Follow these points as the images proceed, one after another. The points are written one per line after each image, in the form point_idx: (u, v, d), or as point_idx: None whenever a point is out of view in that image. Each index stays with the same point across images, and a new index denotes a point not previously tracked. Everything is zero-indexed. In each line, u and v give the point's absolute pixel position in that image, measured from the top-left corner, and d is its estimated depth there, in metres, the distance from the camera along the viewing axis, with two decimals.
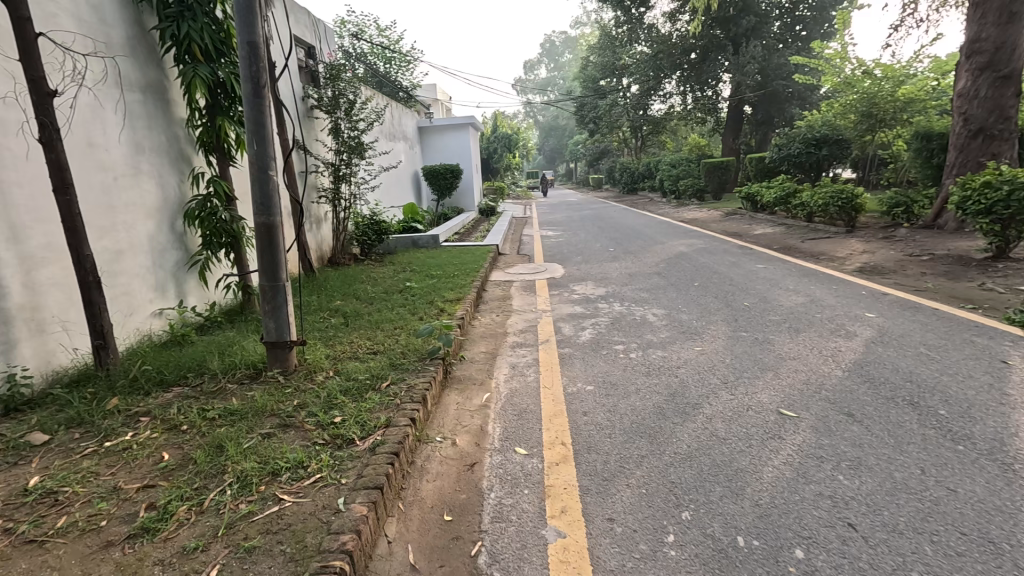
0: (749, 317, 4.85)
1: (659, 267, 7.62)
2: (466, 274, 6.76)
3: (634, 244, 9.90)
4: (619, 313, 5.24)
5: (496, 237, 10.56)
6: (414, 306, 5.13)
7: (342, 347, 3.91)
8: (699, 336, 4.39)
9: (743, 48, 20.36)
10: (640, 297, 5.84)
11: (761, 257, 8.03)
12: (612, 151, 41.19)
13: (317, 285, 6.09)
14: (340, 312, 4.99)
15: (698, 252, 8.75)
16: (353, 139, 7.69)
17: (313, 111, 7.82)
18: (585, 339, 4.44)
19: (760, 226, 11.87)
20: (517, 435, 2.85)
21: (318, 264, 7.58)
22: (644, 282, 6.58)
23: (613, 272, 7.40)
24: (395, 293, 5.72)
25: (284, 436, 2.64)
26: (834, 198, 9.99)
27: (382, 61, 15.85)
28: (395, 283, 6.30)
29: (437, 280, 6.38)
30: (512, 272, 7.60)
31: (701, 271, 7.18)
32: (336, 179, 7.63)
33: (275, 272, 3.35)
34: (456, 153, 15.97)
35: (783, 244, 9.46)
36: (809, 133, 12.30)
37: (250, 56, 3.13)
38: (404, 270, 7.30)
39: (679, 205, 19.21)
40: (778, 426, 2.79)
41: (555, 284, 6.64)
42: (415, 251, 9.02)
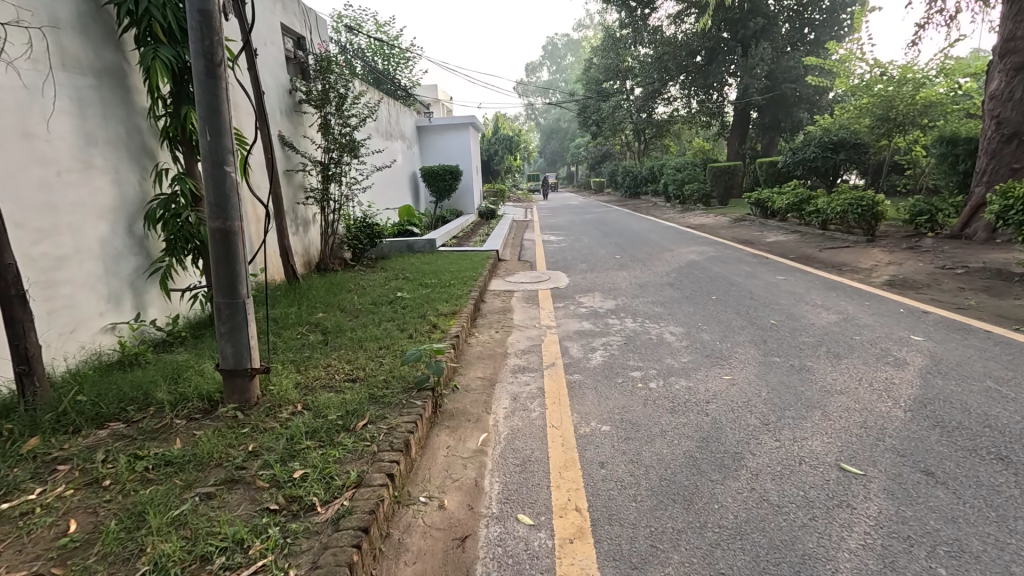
0: (779, 338, 4.32)
1: (670, 276, 7.09)
2: (463, 283, 6.24)
3: (641, 251, 9.37)
4: (632, 330, 4.70)
5: (496, 242, 10.05)
6: (403, 320, 4.60)
7: (316, 373, 3.38)
8: (726, 361, 3.86)
9: (751, 50, 19.88)
10: (654, 311, 5.30)
11: (779, 267, 7.51)
12: (613, 155, 40.72)
13: (299, 294, 5.56)
14: (320, 328, 4.46)
15: (710, 260, 8.22)
16: (344, 136, 7.16)
17: (302, 106, 7.29)
18: (596, 363, 3.91)
19: (772, 233, 11.35)
20: (520, 495, 2.31)
21: (304, 270, 7.05)
22: (656, 294, 6.05)
23: (621, 281, 6.87)
24: (384, 305, 5.20)
25: (227, 499, 2.10)
26: (853, 205, 9.47)
27: (381, 57, 15.33)
28: (385, 292, 5.78)
29: (431, 290, 5.86)
30: (513, 281, 7.07)
31: (716, 282, 6.65)
32: (326, 178, 7.09)
33: (233, 288, 2.80)
34: (456, 154, 15.45)
35: (800, 253, 8.94)
36: (824, 137, 11.63)
37: (202, 27, 2.59)
38: (396, 277, 6.78)
39: (684, 210, 18.71)
40: (843, 488, 2.26)
41: (560, 295, 6.11)
42: (409, 257, 8.49)
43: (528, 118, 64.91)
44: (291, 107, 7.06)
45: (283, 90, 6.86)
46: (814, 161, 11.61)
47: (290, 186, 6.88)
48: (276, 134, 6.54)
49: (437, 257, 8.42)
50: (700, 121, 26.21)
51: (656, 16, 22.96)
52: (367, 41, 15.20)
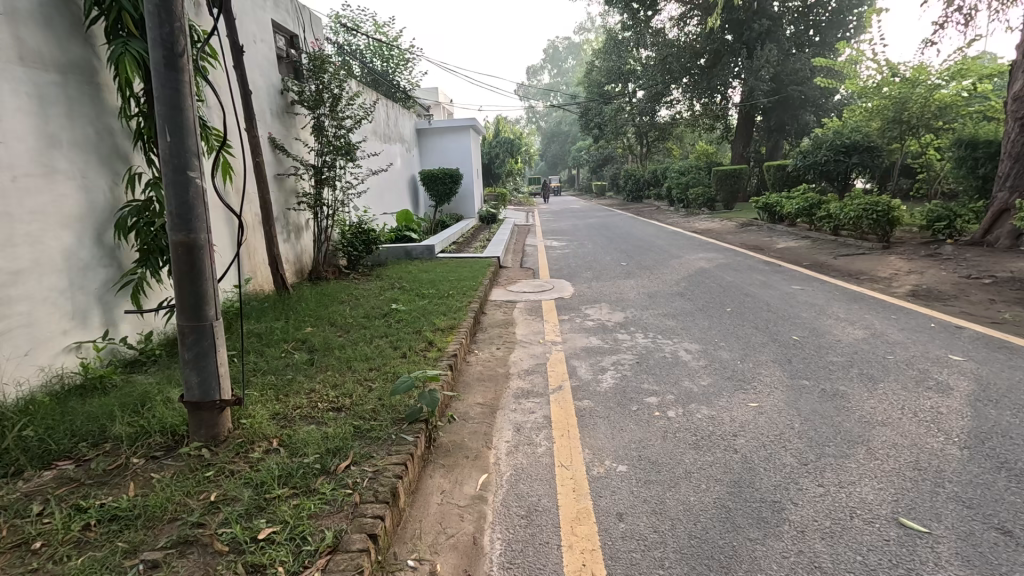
0: (805, 357, 3.98)
1: (681, 285, 6.74)
2: (463, 293, 5.90)
3: (648, 258, 9.03)
4: (643, 347, 4.36)
5: (497, 248, 9.72)
6: (397, 337, 4.26)
7: (297, 401, 3.04)
8: (750, 385, 3.51)
9: (757, 52, 19.57)
10: (667, 325, 4.95)
11: (794, 276, 7.16)
12: (615, 158, 40.43)
13: (287, 306, 5.22)
14: (306, 345, 4.13)
15: (720, 268, 7.88)
16: (339, 138, 6.84)
17: (295, 107, 6.96)
18: (607, 386, 3.56)
19: (782, 239, 11.01)
20: (525, 558, 1.97)
21: (295, 279, 6.71)
22: (667, 306, 5.71)
23: (628, 291, 6.52)
24: (377, 318, 4.87)
25: (177, 569, 1.76)
26: (867, 211, 9.13)
27: (380, 59, 15.02)
28: (379, 303, 5.45)
29: (428, 301, 5.53)
30: (515, 291, 6.74)
31: (730, 292, 6.31)
32: (320, 182, 6.76)
33: (199, 310, 2.46)
34: (456, 157, 15.13)
35: (813, 260, 8.59)
36: (836, 140, 11.49)
37: (160, 10, 2.25)
38: (392, 286, 6.45)
39: (688, 214, 18.38)
40: (907, 551, 1.91)
41: (565, 307, 5.77)
42: (407, 264, 8.15)
43: (529, 121, 64.69)
44: (284, 109, 6.74)
45: (274, 90, 6.54)
46: (825, 167, 11.60)
47: (281, 191, 6.54)
48: (267, 136, 6.22)
49: (436, 264, 8.08)
50: (704, 124, 25.90)
51: (659, 17, 22.67)
52: (366, 42, 14.91)
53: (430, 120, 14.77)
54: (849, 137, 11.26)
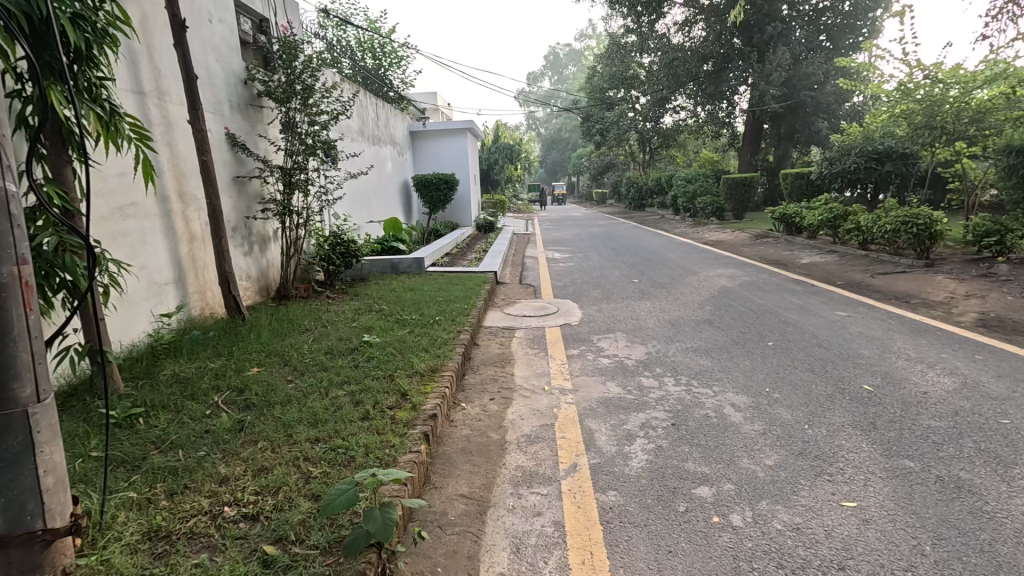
0: (892, 419, 3.06)
1: (706, 310, 5.81)
2: (451, 319, 4.96)
3: (662, 274, 8.11)
4: (677, 400, 3.42)
5: (494, 261, 8.81)
6: (363, 386, 3.31)
7: (195, 502, 2.08)
8: (835, 467, 2.57)
9: (768, 56, 18.82)
10: (701, 366, 4.02)
11: (833, 298, 6.28)
12: (616, 165, 39.66)
13: (234, 337, 4.27)
14: (243, 395, 3.20)
15: (746, 288, 6.99)
16: (311, 136, 5.94)
17: (261, 99, 6.02)
18: (638, 467, 2.62)
19: (805, 252, 10.12)
20: None
21: (258, 299, 5.76)
22: (696, 337, 4.78)
23: (646, 317, 5.59)
24: (344, 355, 3.93)
25: None
26: (905, 223, 8.22)
27: (371, 56, 14.12)
28: (351, 332, 4.54)
29: (410, 329, 4.62)
30: (515, 313, 5.82)
31: (765, 319, 5.41)
32: (289, 185, 5.81)
33: (3, 388, 1.51)
34: (452, 162, 14.25)
35: (847, 278, 7.71)
36: (866, 145, 10.62)
37: None
38: (370, 307, 5.55)
39: (696, 224, 17.51)
40: None
41: (574, 337, 4.86)
42: (392, 280, 7.22)
43: (528, 128, 64.08)
44: (248, 100, 5.80)
45: (236, 78, 5.61)
46: (854, 175, 10.70)
47: (243, 196, 5.59)
48: (223, 131, 5.29)
49: (424, 280, 7.13)
50: (709, 131, 25.12)
51: (664, 20, 21.97)
52: (357, 37, 14.00)
53: (425, 122, 13.89)
54: (881, 142, 10.45)
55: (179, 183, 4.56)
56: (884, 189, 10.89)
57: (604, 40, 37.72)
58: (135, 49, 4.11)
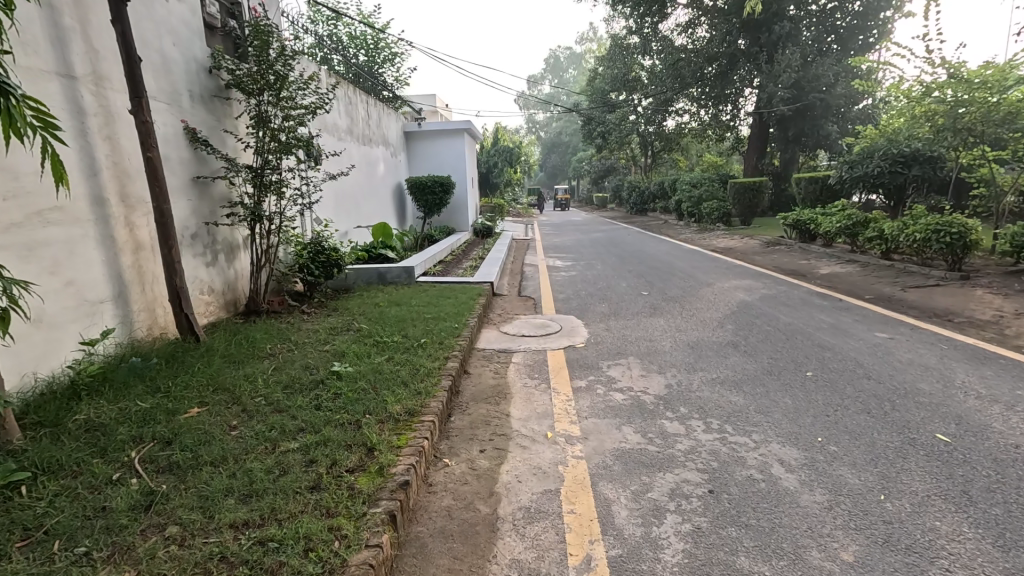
0: (989, 487, 2.40)
1: (727, 330, 5.17)
2: (438, 342, 4.31)
3: (673, 286, 7.48)
4: (710, 455, 2.76)
5: (491, 270, 8.17)
6: (321, 438, 2.65)
7: None
8: (939, 567, 1.91)
9: (776, 57, 18.22)
10: (733, 406, 3.37)
11: (867, 316, 5.65)
12: (617, 169, 39.14)
13: (181, 365, 3.61)
14: (170, 450, 2.54)
15: (767, 303, 6.36)
16: (286, 132, 5.29)
17: (230, 91, 5.36)
18: (673, 565, 1.96)
19: (823, 262, 9.50)
20: None
21: (222, 314, 5.11)
22: (721, 365, 4.13)
23: (660, 338, 4.95)
24: (305, 392, 3.27)
25: None
26: (936, 231, 7.57)
27: (364, 51, 13.45)
28: (319, 359, 3.89)
29: (390, 355, 3.97)
30: (512, 332, 5.18)
31: (796, 340, 4.78)
32: (258, 187, 5.17)
33: None
34: (447, 164, 13.62)
35: (875, 291, 7.07)
36: (890, 148, 10.02)
37: None
38: (347, 326, 4.91)
39: (701, 230, 16.94)
40: None
41: (580, 363, 4.22)
42: (377, 291, 6.57)
43: (528, 131, 63.65)
44: (214, 91, 5.15)
45: (199, 66, 4.96)
46: (878, 179, 10.08)
47: (205, 198, 4.94)
48: (181, 124, 4.64)
49: (413, 292, 6.48)
50: (713, 134, 24.55)
51: (668, 21, 21.42)
52: (349, 31, 13.32)
53: (420, 122, 13.29)
54: (906, 144, 9.84)
55: (120, 184, 3.91)
56: (909, 195, 10.19)
57: (605, 42, 37.25)
58: (63, 25, 3.47)
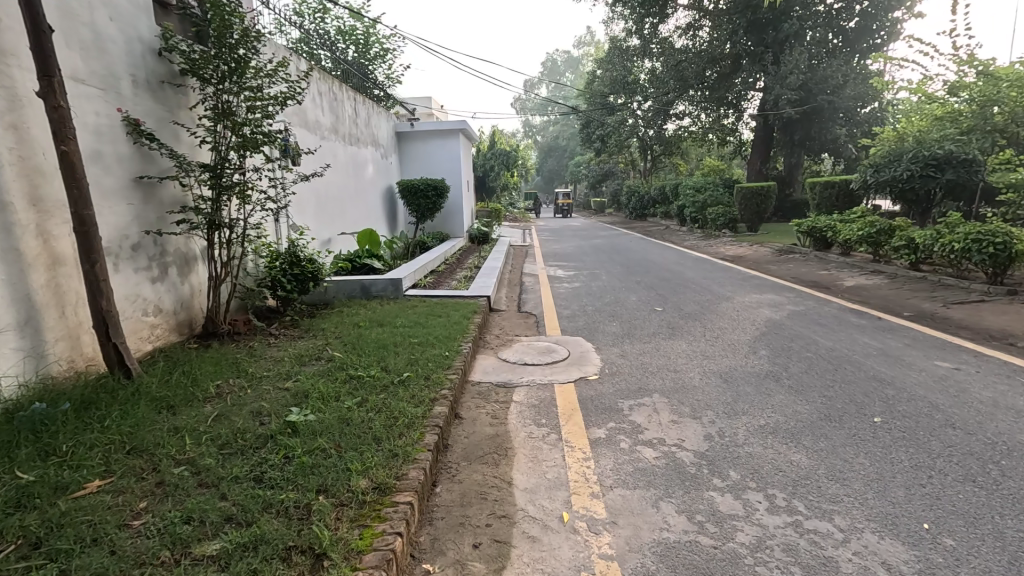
0: None
1: (762, 358, 4.45)
2: (423, 378, 3.55)
3: (688, 301, 6.76)
4: (787, 554, 2.03)
5: (488, 282, 7.43)
6: (250, 538, 1.90)
7: None
8: None
9: (783, 57, 17.56)
10: (798, 470, 2.64)
11: (918, 340, 4.94)
12: (616, 174, 38.55)
13: (95, 413, 2.85)
14: (30, 561, 1.77)
15: (799, 323, 5.65)
16: (249, 127, 4.53)
17: (184, 78, 4.60)
18: None
19: (846, 273, 8.81)
20: None
21: (172, 339, 4.36)
22: (766, 407, 3.42)
23: (686, 367, 4.22)
24: (247, 455, 2.52)
25: None
26: (977, 241, 6.89)
27: (354, 47, 12.68)
28: (275, 402, 3.14)
29: (363, 396, 3.23)
30: (512, 359, 4.45)
31: (846, 371, 4.07)
32: (217, 189, 4.41)
33: None
34: (442, 166, 12.89)
35: (914, 308, 6.37)
36: (920, 149, 8.86)
37: None
38: (318, 353, 4.17)
39: (707, 236, 16.27)
40: None
41: (595, 404, 3.49)
42: (359, 308, 5.83)
43: (525, 135, 63.10)
44: (164, 77, 4.39)
45: (145, 48, 4.20)
46: (907, 184, 8.95)
47: (151, 202, 4.18)
48: (119, 114, 3.88)
49: (399, 309, 5.72)
50: (715, 138, 23.93)
51: (670, 22, 20.78)
52: (337, 25, 12.54)
53: (413, 122, 12.58)
54: (938, 147, 8.66)
55: (31, 185, 3.16)
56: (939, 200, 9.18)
57: (603, 45, 36.62)
58: None
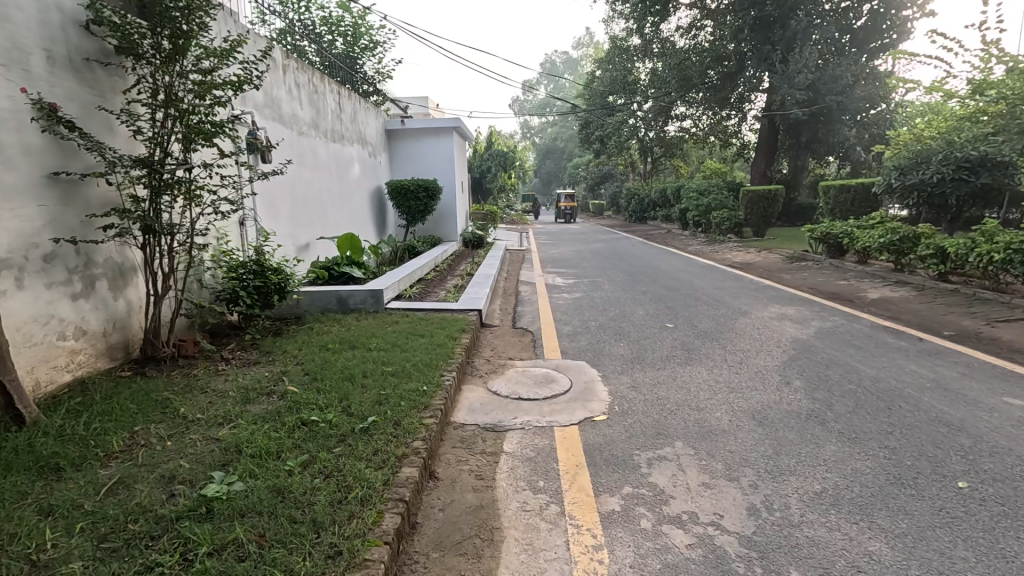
0: None
1: (799, 391, 3.77)
2: (391, 425, 2.86)
3: (702, 317, 6.09)
4: None
5: (480, 292, 6.75)
6: None
7: None
8: None
9: (791, 56, 16.92)
10: (882, 571, 1.96)
11: (974, 368, 4.28)
12: (615, 176, 37.92)
13: None
14: None
15: (830, 344, 4.99)
16: (195, 116, 3.82)
17: (118, 57, 3.87)
18: None
19: (867, 283, 8.18)
20: None
21: (100, 367, 3.66)
22: (819, 464, 2.74)
23: (712, 404, 3.54)
24: (130, 557, 1.82)
25: None
26: (1019, 251, 6.24)
27: (340, 38, 11.95)
28: (197, 464, 2.43)
29: (312, 455, 2.54)
30: (503, 391, 3.77)
31: (903, 411, 3.40)
32: (155, 189, 3.70)
33: None
34: (434, 166, 12.21)
35: (954, 325, 5.72)
36: (951, 151, 8.24)
37: None
38: (272, 385, 3.49)
39: (711, 241, 15.66)
40: None
41: (605, 459, 2.81)
42: (332, 324, 5.14)
43: (523, 137, 62.53)
44: (93, 54, 3.68)
45: (66, 18, 3.49)
46: (936, 189, 8.34)
47: (71, 204, 3.47)
48: (26, 96, 3.17)
49: (377, 325, 5.03)
50: (717, 140, 23.34)
51: (672, 20, 20.12)
52: (321, 15, 11.78)
53: (404, 119, 11.87)
54: (971, 148, 8.11)
55: None
56: (968, 206, 8.59)
57: (604, 45, 35.92)
58: None
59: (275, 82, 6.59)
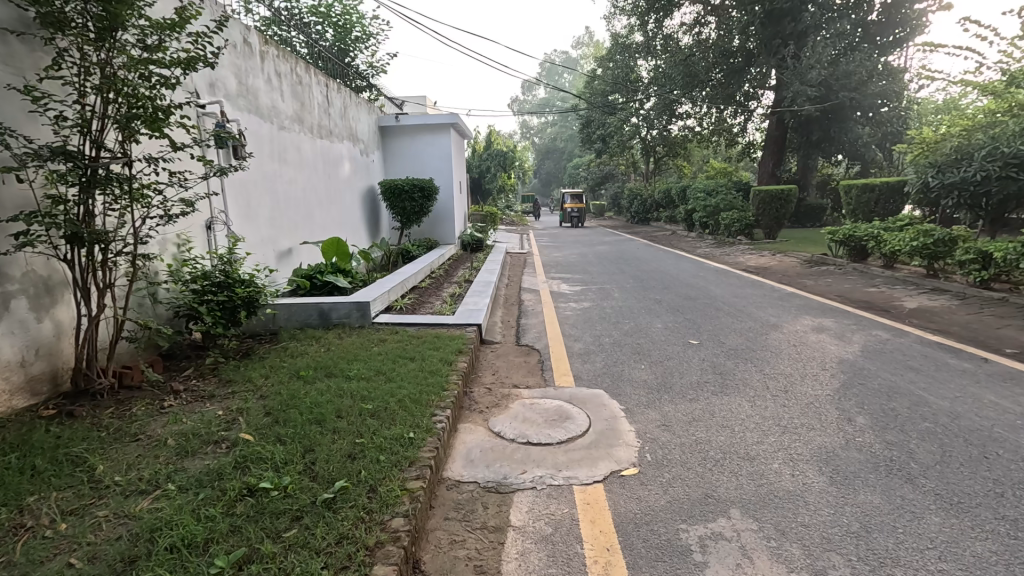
0: None
1: (866, 432, 3.11)
2: (364, 495, 2.18)
3: (728, 332, 5.43)
4: None
5: (480, 303, 6.07)
6: None
7: None
8: None
9: (802, 51, 16.29)
10: None
11: None
12: (617, 176, 37.23)
13: None
14: None
15: (882, 365, 4.34)
16: (132, 98, 3.14)
17: (40, 29, 3.18)
18: None
19: (900, 290, 7.53)
20: None
21: (15, 406, 2.98)
22: (928, 550, 2.08)
23: (765, 452, 2.89)
24: None
25: None
26: None
27: (330, 28, 11.27)
28: (88, 568, 1.75)
29: (251, 548, 1.86)
30: (507, 431, 3.11)
31: (1004, 461, 2.75)
32: (82, 186, 3.01)
33: None
34: (430, 165, 11.53)
35: (1015, 341, 5.07)
36: (998, 146, 7.51)
37: None
38: (223, 429, 2.81)
39: (721, 244, 15.00)
40: None
41: (645, 542, 2.15)
42: (310, 343, 4.48)
43: (522, 137, 61.82)
44: (6, 23, 3.00)
45: None
46: (979, 188, 7.71)
47: None
48: None
49: (361, 345, 4.36)
50: (722, 139, 22.69)
51: (676, 16, 19.50)
52: (310, 3, 11.09)
53: (398, 115, 11.22)
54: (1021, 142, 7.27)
55: None
56: (1016, 206, 7.87)
57: (605, 44, 35.23)
58: None
59: (251, 69, 5.91)
